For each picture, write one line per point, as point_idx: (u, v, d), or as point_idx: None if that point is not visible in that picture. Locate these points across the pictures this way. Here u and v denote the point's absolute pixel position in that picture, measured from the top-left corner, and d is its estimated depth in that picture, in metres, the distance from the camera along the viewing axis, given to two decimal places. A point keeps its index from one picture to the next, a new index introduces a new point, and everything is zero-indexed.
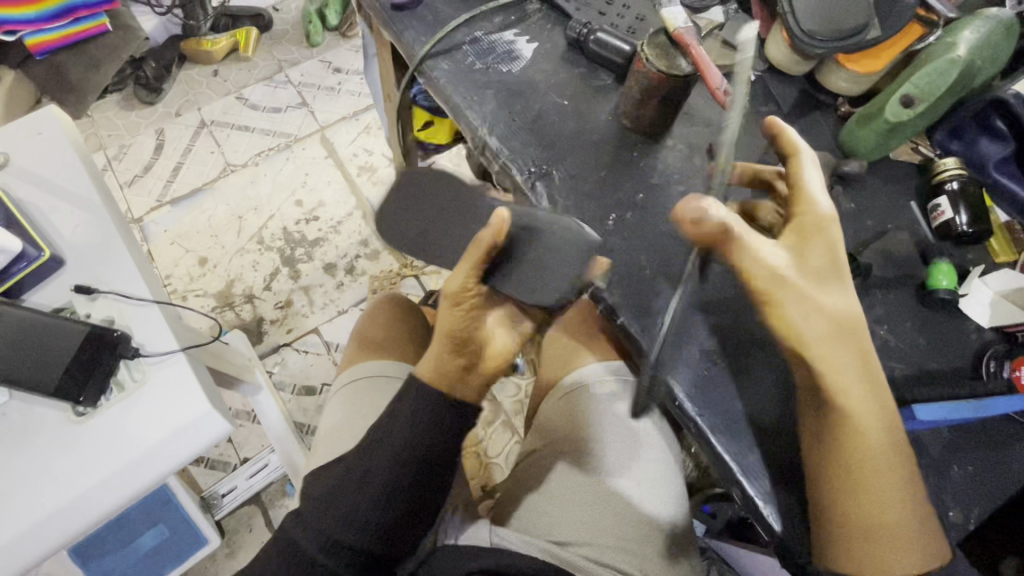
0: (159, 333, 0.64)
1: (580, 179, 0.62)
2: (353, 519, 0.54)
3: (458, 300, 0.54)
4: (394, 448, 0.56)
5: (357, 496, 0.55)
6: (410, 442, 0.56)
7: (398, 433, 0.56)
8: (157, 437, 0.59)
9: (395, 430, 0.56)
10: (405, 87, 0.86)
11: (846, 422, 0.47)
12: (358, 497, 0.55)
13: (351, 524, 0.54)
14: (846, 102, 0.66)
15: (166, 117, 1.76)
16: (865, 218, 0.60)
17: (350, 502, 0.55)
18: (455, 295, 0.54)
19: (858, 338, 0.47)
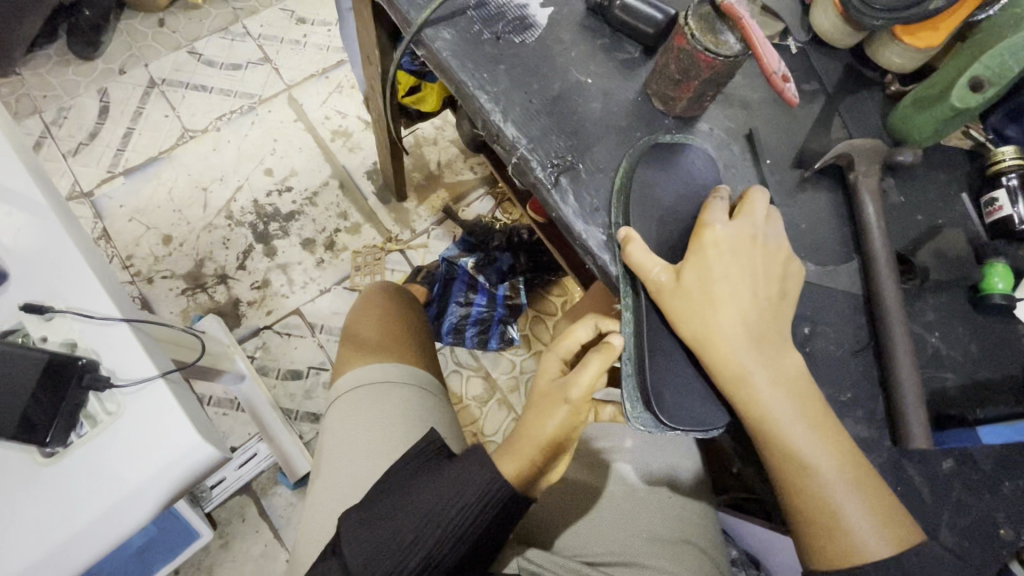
0: (132, 357, 0.56)
1: (608, 174, 0.55)
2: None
3: (580, 409, 0.50)
4: (448, 518, 0.50)
5: (402, 558, 0.50)
6: (467, 512, 0.51)
7: (452, 497, 0.51)
8: (140, 474, 0.53)
9: (445, 489, 0.51)
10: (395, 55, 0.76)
11: (763, 427, 0.45)
12: (405, 557, 0.50)
13: None
14: (895, 81, 0.60)
15: (109, 75, 1.57)
16: (915, 213, 0.55)
17: (394, 561, 0.50)
18: (579, 403, 0.50)
19: (743, 338, 0.46)
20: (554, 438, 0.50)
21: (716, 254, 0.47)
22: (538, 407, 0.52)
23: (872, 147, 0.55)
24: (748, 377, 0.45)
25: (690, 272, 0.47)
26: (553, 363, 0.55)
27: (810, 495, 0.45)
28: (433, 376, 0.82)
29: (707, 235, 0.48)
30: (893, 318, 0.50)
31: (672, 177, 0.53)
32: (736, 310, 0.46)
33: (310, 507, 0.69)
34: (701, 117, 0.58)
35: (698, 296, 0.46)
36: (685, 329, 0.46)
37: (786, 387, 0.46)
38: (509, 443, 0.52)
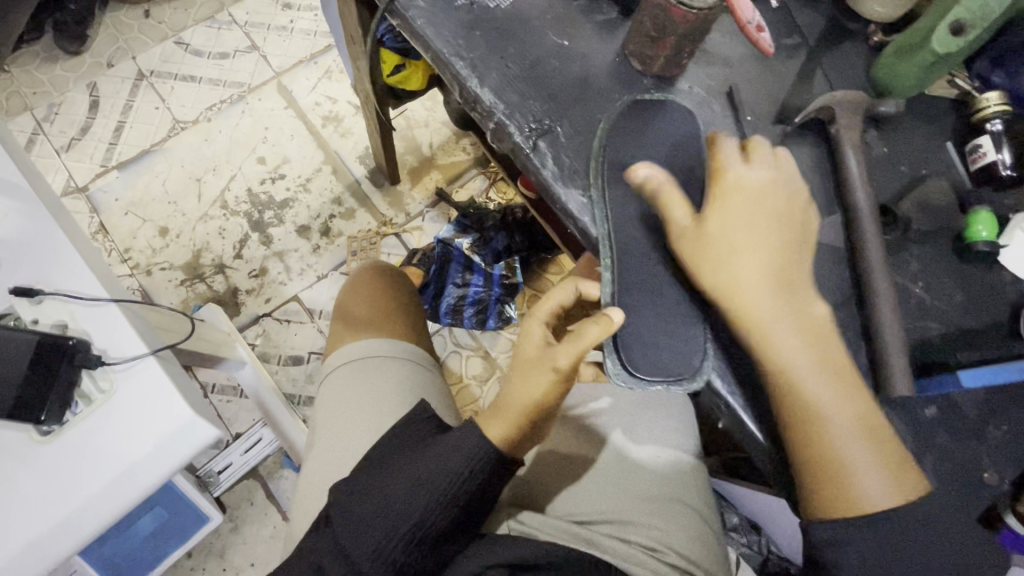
0: (122, 336, 0.56)
1: (587, 136, 0.55)
2: (383, 549, 0.50)
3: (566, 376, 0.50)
4: (435, 486, 0.51)
5: (392, 527, 0.51)
6: (454, 479, 0.51)
7: (439, 466, 0.52)
8: (136, 449, 0.54)
9: (432, 460, 0.52)
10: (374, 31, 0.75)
11: (777, 369, 0.45)
12: (396, 526, 0.51)
13: (382, 552, 0.50)
14: (879, 30, 0.58)
15: (98, 69, 1.56)
16: (898, 164, 0.55)
17: (384, 532, 0.51)
18: (566, 372, 0.50)
19: (765, 281, 0.45)
20: (541, 405, 0.51)
21: (737, 200, 0.47)
22: (523, 375, 0.52)
23: (853, 99, 0.54)
24: (768, 320, 0.45)
25: (715, 215, 0.47)
26: (537, 327, 0.54)
27: (819, 438, 0.45)
28: (425, 351, 0.82)
29: (729, 181, 0.47)
30: (875, 268, 0.50)
31: (649, 136, 0.53)
32: (756, 256, 0.46)
33: (305, 482, 0.70)
34: (680, 76, 0.57)
35: (721, 238, 0.46)
36: (710, 270, 0.46)
37: (803, 333, 0.45)
38: (497, 409, 0.53)
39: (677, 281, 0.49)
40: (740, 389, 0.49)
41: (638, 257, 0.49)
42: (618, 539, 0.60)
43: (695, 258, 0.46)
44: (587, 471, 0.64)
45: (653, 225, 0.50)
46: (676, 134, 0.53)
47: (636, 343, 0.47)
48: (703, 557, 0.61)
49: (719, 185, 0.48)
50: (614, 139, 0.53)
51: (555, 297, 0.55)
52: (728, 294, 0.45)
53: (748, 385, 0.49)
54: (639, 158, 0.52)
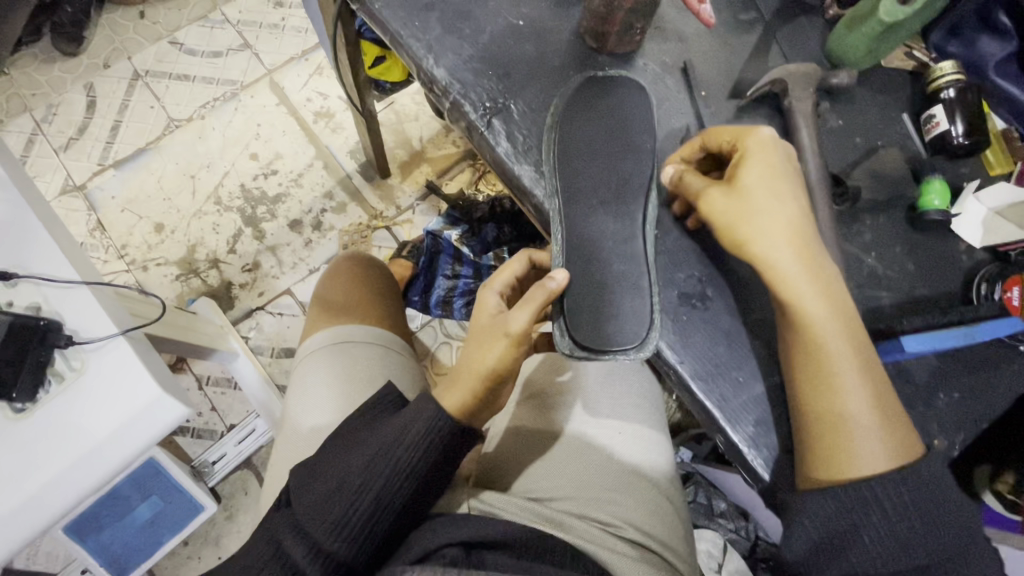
0: (94, 317, 0.58)
1: (541, 113, 0.55)
2: (344, 523, 0.51)
3: (520, 341, 0.52)
4: (394, 459, 0.53)
5: (353, 501, 0.52)
6: (412, 452, 0.53)
7: (398, 440, 0.53)
8: (106, 426, 0.56)
9: (390, 434, 0.54)
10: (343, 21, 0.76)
11: (794, 317, 0.45)
12: (356, 500, 0.52)
13: (343, 526, 0.51)
14: (834, 3, 0.58)
15: (94, 70, 1.59)
16: (853, 135, 0.55)
17: (344, 506, 0.52)
18: (518, 336, 0.52)
19: (794, 238, 0.45)
20: (497, 370, 0.52)
21: (756, 155, 0.47)
22: (478, 341, 0.54)
23: (805, 71, 0.54)
24: (788, 276, 0.45)
25: (747, 176, 0.47)
26: (493, 298, 0.58)
27: (830, 395, 0.44)
28: (399, 336, 0.84)
29: (753, 143, 0.48)
30: (825, 237, 0.50)
31: (601, 106, 0.53)
32: (773, 206, 0.46)
33: (276, 461, 0.72)
34: (635, 53, 0.58)
35: (751, 197, 0.46)
36: (744, 230, 0.46)
37: (818, 279, 0.45)
38: (457, 376, 0.55)
39: (624, 252, 0.50)
40: (689, 359, 0.49)
41: (588, 229, 0.50)
42: (581, 518, 0.60)
43: (726, 219, 0.46)
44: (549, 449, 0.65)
45: (599, 199, 0.51)
46: (626, 102, 0.53)
47: (582, 313, 0.49)
48: (662, 531, 0.62)
49: (747, 149, 0.48)
50: (564, 112, 0.53)
51: (511, 271, 0.60)
52: (758, 253, 0.45)
53: (696, 354, 0.49)
54: (589, 130, 0.52)
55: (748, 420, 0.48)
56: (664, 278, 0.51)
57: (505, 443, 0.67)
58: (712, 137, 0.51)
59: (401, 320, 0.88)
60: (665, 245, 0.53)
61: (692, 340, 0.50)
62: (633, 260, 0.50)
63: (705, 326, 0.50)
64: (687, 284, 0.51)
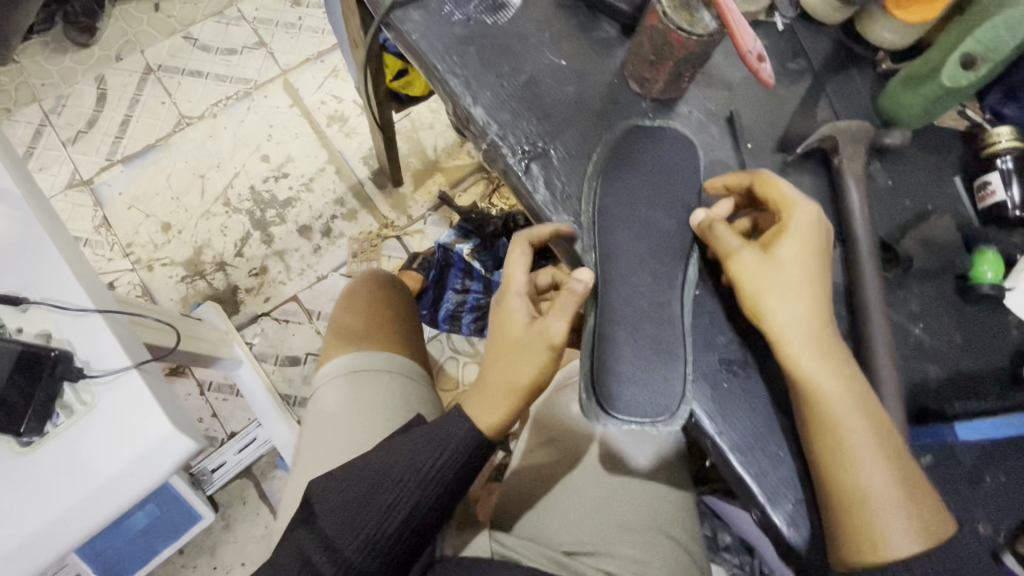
0: (106, 348, 0.56)
1: (581, 159, 0.53)
2: (375, 537, 0.51)
3: (557, 352, 0.51)
4: (426, 469, 0.52)
5: (385, 515, 0.51)
6: (445, 461, 0.52)
7: (430, 451, 0.52)
8: (114, 464, 0.53)
9: (421, 444, 0.53)
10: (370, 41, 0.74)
11: (807, 396, 0.44)
12: (387, 516, 0.51)
13: (375, 539, 0.51)
14: (887, 57, 0.56)
15: (105, 61, 1.56)
16: (902, 198, 0.53)
17: (375, 520, 0.51)
18: (557, 347, 0.50)
19: (818, 321, 0.45)
20: (537, 380, 0.52)
21: (798, 230, 0.46)
22: (511, 356, 0.52)
23: (857, 128, 0.52)
24: (809, 357, 0.44)
25: (784, 250, 0.46)
26: (518, 305, 0.53)
27: (852, 481, 0.42)
28: (419, 364, 0.81)
29: (798, 216, 0.46)
30: (872, 308, 0.48)
31: (644, 161, 0.51)
32: (802, 287, 0.45)
33: (291, 484, 0.71)
34: (679, 99, 0.56)
35: (781, 272, 0.45)
36: (768, 302, 0.45)
37: (835, 365, 0.44)
38: (491, 387, 0.52)
39: (663, 315, 0.48)
40: (728, 429, 0.47)
41: (626, 289, 0.48)
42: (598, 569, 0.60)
43: (748, 287, 0.46)
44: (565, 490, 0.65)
45: (639, 256, 0.49)
46: (669, 157, 0.52)
47: (608, 372, 0.47)
48: None
49: (787, 221, 0.47)
50: (603, 163, 0.51)
51: (523, 265, 0.53)
52: (780, 328, 0.45)
53: (736, 424, 0.47)
54: (629, 186, 0.50)
55: (787, 498, 0.46)
56: (704, 341, 0.49)
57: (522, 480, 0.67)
58: (763, 188, 0.49)
59: (421, 346, 0.86)
60: (705, 305, 0.51)
61: (731, 409, 0.48)
62: (669, 323, 0.48)
63: (746, 394, 0.48)
64: (727, 349, 0.49)
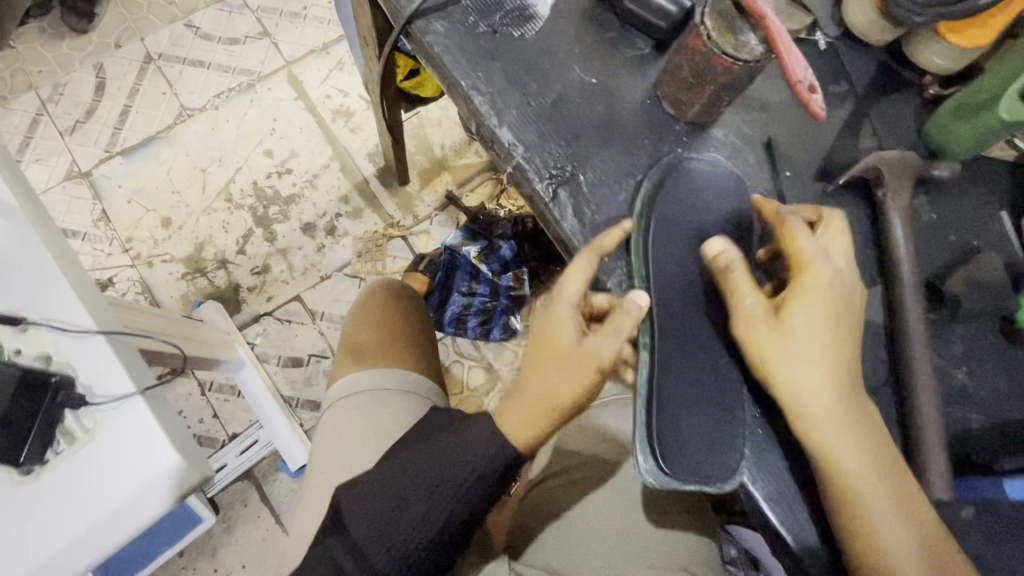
0: (109, 372, 0.53)
1: (612, 187, 0.51)
2: (406, 551, 0.50)
3: (604, 372, 0.46)
4: (457, 482, 0.50)
5: (416, 527, 0.50)
6: (475, 475, 0.50)
7: (461, 464, 0.50)
8: (118, 494, 0.51)
9: (452, 457, 0.51)
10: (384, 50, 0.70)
11: (825, 470, 0.41)
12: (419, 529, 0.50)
13: (406, 551, 0.50)
14: (935, 82, 0.53)
15: (104, 49, 1.48)
16: (947, 232, 0.50)
17: (405, 534, 0.50)
18: (606, 367, 0.46)
19: (838, 391, 0.41)
20: (579, 400, 0.47)
21: (815, 292, 0.42)
22: (554, 374, 0.46)
23: (902, 160, 0.50)
24: (827, 428, 0.41)
25: (798, 313, 0.42)
26: (567, 317, 0.46)
27: (877, 557, 0.40)
28: (434, 381, 0.79)
29: (816, 275, 0.42)
30: (916, 353, 0.46)
31: (697, 195, 0.49)
32: (821, 355, 0.41)
33: (305, 507, 0.68)
34: (714, 122, 0.53)
35: (795, 340, 0.41)
36: (780, 372, 0.41)
37: (861, 439, 0.41)
38: (530, 407, 0.47)
39: (717, 361, 0.46)
40: (763, 480, 0.45)
41: (671, 334, 0.46)
42: None
43: (760, 354, 0.42)
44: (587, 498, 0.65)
45: (676, 292, 0.47)
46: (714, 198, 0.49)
47: (670, 437, 0.44)
48: None
49: (804, 279, 0.42)
50: (659, 200, 0.49)
51: (583, 270, 0.45)
52: (795, 400, 0.41)
53: (770, 474, 0.45)
54: (681, 229, 0.48)
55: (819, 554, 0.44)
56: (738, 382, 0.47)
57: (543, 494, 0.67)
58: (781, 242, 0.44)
59: (436, 362, 0.83)
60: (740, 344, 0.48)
61: (766, 456, 0.45)
62: (727, 375, 0.46)
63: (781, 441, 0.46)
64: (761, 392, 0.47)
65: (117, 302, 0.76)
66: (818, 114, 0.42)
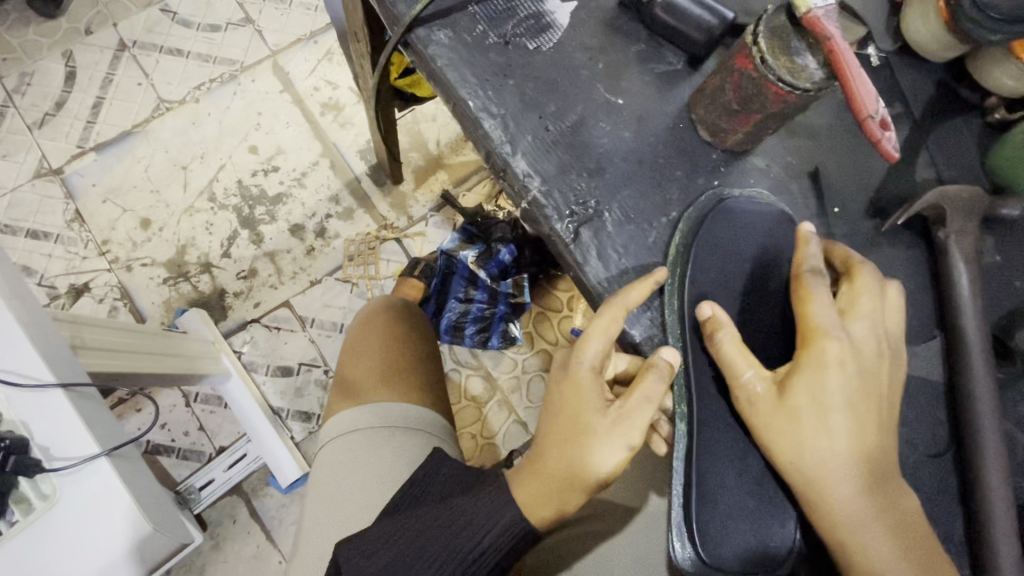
0: (70, 431, 0.47)
1: (640, 227, 0.45)
2: None
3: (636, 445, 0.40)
4: (465, 556, 0.44)
5: None
6: (488, 549, 0.44)
7: (472, 535, 0.44)
8: (83, 568, 0.46)
9: (462, 526, 0.44)
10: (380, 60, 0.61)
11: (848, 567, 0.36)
12: None
13: None
14: (1000, 104, 0.47)
15: (73, 36, 1.24)
16: (1012, 276, 0.45)
17: None
18: (638, 440, 0.40)
19: (852, 479, 0.36)
20: (606, 478, 0.40)
21: (822, 368, 0.36)
22: (578, 445, 0.40)
23: (969, 196, 0.44)
24: (841, 520, 0.36)
25: (801, 392, 0.36)
26: (590, 382, 0.41)
27: None
28: (441, 413, 0.72)
29: (826, 347, 0.36)
30: (984, 419, 0.41)
31: (739, 243, 0.44)
32: (833, 438, 0.36)
33: (299, 549, 0.62)
34: (755, 149, 0.47)
35: (798, 423, 0.36)
36: (785, 458, 0.37)
37: (886, 529, 0.35)
38: (548, 481, 0.41)
39: None
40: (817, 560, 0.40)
41: (710, 400, 0.41)
42: None
43: (763, 437, 0.37)
44: (602, 554, 0.57)
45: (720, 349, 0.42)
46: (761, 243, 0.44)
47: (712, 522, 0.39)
48: None
49: (811, 349, 0.37)
50: (697, 253, 0.43)
51: (605, 331, 0.41)
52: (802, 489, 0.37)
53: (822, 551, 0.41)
54: (723, 283, 0.43)
55: None
56: None
57: (552, 550, 0.58)
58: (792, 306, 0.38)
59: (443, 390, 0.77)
60: None
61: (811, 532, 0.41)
62: None
63: None
64: None
65: (82, 325, 0.66)
66: (894, 151, 0.37)
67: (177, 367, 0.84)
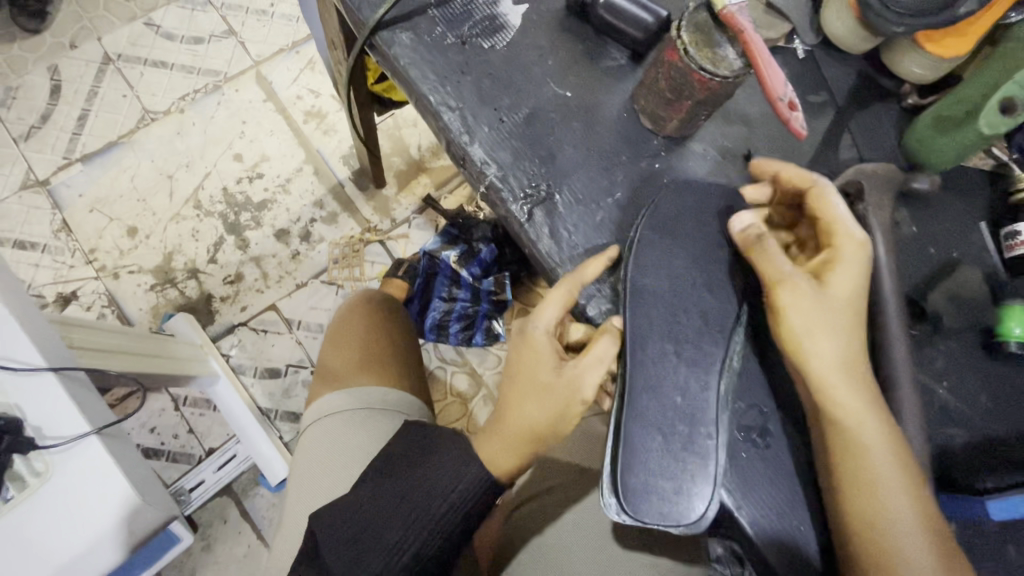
0: (62, 412, 0.50)
1: (589, 207, 0.49)
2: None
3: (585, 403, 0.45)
4: (432, 512, 0.48)
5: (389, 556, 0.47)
6: (453, 504, 0.48)
7: (439, 492, 0.48)
8: (76, 540, 0.49)
9: (430, 484, 0.48)
10: (350, 64, 0.65)
11: (844, 446, 0.41)
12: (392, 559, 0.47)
13: None
14: (913, 91, 0.52)
15: (58, 51, 1.27)
16: (927, 245, 0.50)
17: (380, 563, 0.47)
18: (586, 399, 0.45)
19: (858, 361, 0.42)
20: (554, 430, 0.46)
21: (850, 260, 0.42)
22: (531, 400, 0.46)
23: (883, 174, 0.49)
24: (847, 399, 0.41)
25: (834, 279, 0.42)
26: (547, 344, 0.46)
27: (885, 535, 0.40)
28: (418, 398, 0.76)
29: (850, 243, 0.42)
30: (899, 371, 0.45)
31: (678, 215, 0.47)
32: (848, 323, 0.41)
33: (282, 529, 0.65)
34: (693, 136, 0.51)
35: (829, 305, 0.41)
36: (812, 339, 0.41)
37: (877, 409, 0.41)
38: (506, 433, 0.47)
39: None
40: (749, 504, 0.44)
41: None
42: None
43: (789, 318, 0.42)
44: (568, 522, 0.60)
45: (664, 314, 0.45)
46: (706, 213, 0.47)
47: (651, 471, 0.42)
48: None
49: (842, 241, 0.42)
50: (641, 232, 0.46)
51: (561, 300, 0.45)
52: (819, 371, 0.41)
53: (758, 498, 0.44)
54: (671, 259, 0.45)
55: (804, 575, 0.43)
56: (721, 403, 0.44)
57: (523, 520, 0.62)
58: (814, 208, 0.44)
59: (420, 377, 0.80)
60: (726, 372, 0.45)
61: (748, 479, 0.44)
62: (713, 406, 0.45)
63: (763, 468, 0.45)
64: (746, 416, 0.46)
65: (73, 324, 0.69)
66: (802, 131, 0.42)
67: (166, 367, 0.87)
